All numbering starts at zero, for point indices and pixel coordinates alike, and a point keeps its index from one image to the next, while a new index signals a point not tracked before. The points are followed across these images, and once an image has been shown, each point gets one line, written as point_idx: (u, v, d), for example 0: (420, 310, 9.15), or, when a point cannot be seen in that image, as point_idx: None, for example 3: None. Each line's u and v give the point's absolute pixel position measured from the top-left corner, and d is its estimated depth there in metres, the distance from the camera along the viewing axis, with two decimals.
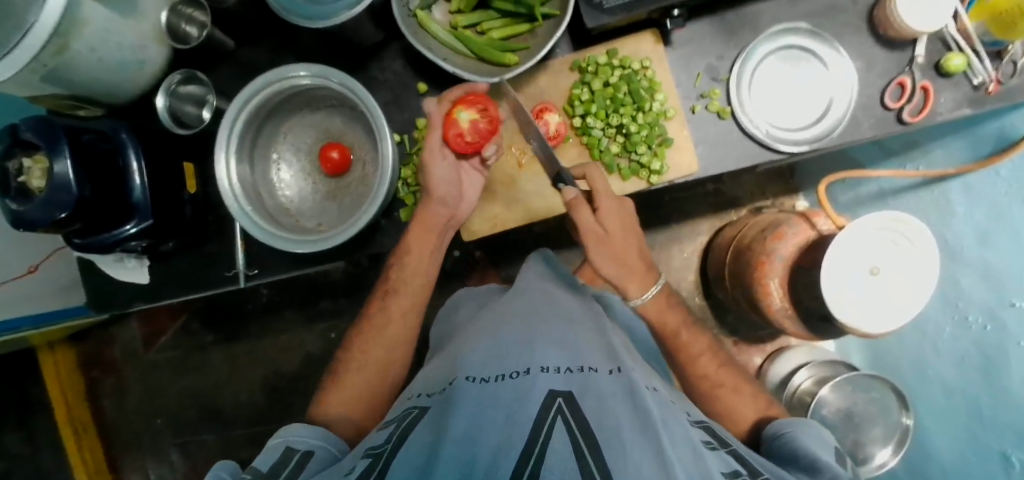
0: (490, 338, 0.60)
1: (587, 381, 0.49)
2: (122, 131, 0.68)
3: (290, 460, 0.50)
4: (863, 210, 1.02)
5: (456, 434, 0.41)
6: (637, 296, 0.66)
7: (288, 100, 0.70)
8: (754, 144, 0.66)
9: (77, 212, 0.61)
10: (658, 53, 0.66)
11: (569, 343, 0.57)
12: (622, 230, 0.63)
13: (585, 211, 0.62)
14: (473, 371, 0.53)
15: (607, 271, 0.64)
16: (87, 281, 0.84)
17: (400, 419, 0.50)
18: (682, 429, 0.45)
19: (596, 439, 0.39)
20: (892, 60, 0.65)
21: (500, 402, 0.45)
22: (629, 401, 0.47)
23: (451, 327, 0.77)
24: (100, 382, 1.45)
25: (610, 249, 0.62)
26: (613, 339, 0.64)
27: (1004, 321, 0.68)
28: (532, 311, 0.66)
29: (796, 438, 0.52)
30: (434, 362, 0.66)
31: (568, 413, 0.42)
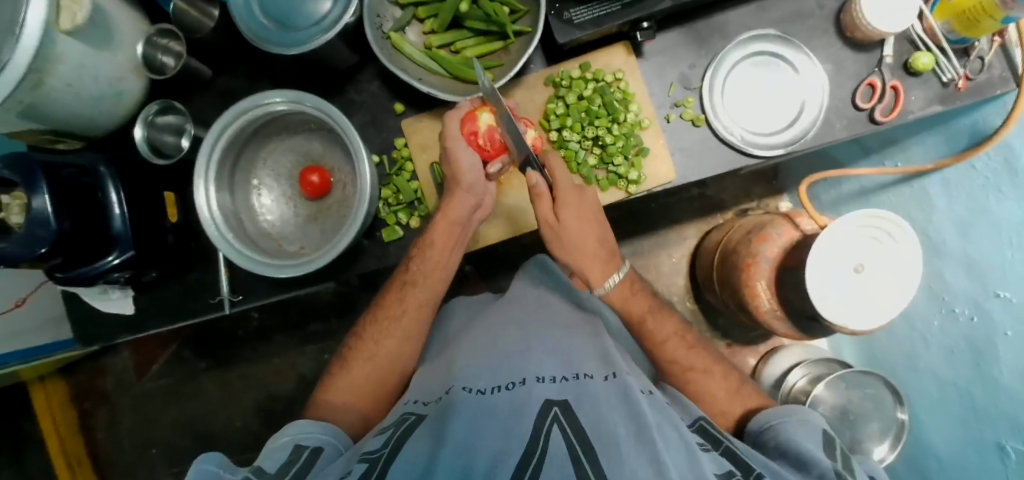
0: (485, 350, 0.59)
1: (583, 388, 0.49)
2: (100, 165, 0.68)
3: (299, 459, 0.49)
4: (846, 208, 1.03)
5: (454, 442, 0.40)
6: (600, 284, 0.66)
7: (267, 125, 0.71)
8: (730, 150, 0.66)
9: (58, 246, 0.61)
10: (630, 65, 0.67)
11: (563, 350, 0.58)
12: (578, 222, 0.63)
13: (545, 204, 0.62)
14: (470, 381, 0.53)
15: (565, 262, 0.66)
16: (73, 315, 0.84)
17: (397, 425, 0.49)
18: (677, 433, 0.45)
19: (593, 446, 0.39)
20: (861, 61, 0.67)
21: (499, 412, 0.45)
22: (625, 405, 0.47)
23: (441, 335, 0.76)
24: (91, 414, 1.43)
25: (566, 240, 0.63)
26: (607, 342, 0.63)
27: (990, 312, 0.68)
28: (529, 320, 0.65)
29: (778, 431, 0.51)
30: (427, 368, 0.65)
31: (564, 420, 0.42)
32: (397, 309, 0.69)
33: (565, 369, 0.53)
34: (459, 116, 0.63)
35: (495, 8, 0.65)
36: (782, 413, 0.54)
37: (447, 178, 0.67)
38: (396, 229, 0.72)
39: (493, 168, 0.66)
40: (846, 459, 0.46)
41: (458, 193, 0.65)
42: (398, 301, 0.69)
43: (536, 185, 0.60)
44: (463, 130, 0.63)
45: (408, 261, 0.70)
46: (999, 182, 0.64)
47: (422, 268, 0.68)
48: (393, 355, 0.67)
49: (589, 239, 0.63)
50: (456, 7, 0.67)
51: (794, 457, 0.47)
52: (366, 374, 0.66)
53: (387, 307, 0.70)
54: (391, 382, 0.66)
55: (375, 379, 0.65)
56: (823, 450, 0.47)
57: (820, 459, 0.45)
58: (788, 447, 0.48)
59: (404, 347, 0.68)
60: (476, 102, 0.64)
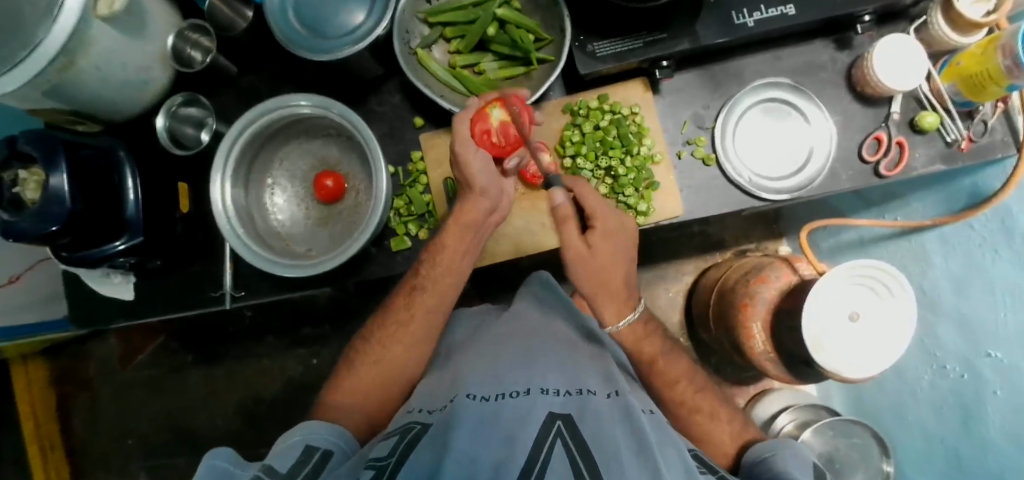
0: (489, 361, 0.60)
1: (585, 403, 0.50)
2: (120, 149, 0.69)
3: (311, 459, 0.50)
4: (844, 257, 1.05)
5: (458, 450, 0.41)
6: (613, 322, 0.65)
7: (288, 127, 0.72)
8: (738, 191, 0.68)
9: (69, 225, 0.61)
10: (647, 101, 0.69)
11: (566, 367, 0.58)
12: (611, 254, 0.61)
13: (573, 230, 0.61)
14: (474, 389, 0.53)
15: (583, 289, 0.63)
16: (72, 298, 0.84)
17: (403, 432, 0.50)
18: (677, 454, 0.45)
19: (595, 463, 0.40)
20: (869, 116, 0.69)
21: (502, 420, 0.46)
22: (628, 424, 0.47)
23: (439, 349, 0.76)
24: (71, 399, 1.41)
25: (596, 269, 0.61)
26: (609, 362, 0.63)
27: (980, 369, 0.69)
28: (534, 335, 0.66)
29: (774, 462, 0.52)
30: (428, 377, 0.66)
31: (567, 436, 0.43)
32: (405, 313, 0.69)
33: (568, 384, 0.54)
34: (466, 117, 0.61)
35: (521, 35, 0.67)
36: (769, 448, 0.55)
37: (461, 185, 0.66)
38: (405, 240, 0.73)
39: (510, 162, 0.66)
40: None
41: (473, 197, 0.64)
42: (404, 306, 0.70)
43: (561, 205, 0.61)
44: (469, 132, 0.61)
45: (419, 264, 0.70)
46: (995, 242, 0.65)
47: (432, 272, 0.68)
48: (391, 364, 0.67)
49: (614, 271, 0.62)
50: (483, 30, 0.69)
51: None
52: (365, 380, 0.66)
53: (388, 314, 0.71)
54: (386, 392, 0.66)
55: (369, 390, 0.66)
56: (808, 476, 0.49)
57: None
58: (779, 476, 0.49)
59: (402, 358, 0.68)
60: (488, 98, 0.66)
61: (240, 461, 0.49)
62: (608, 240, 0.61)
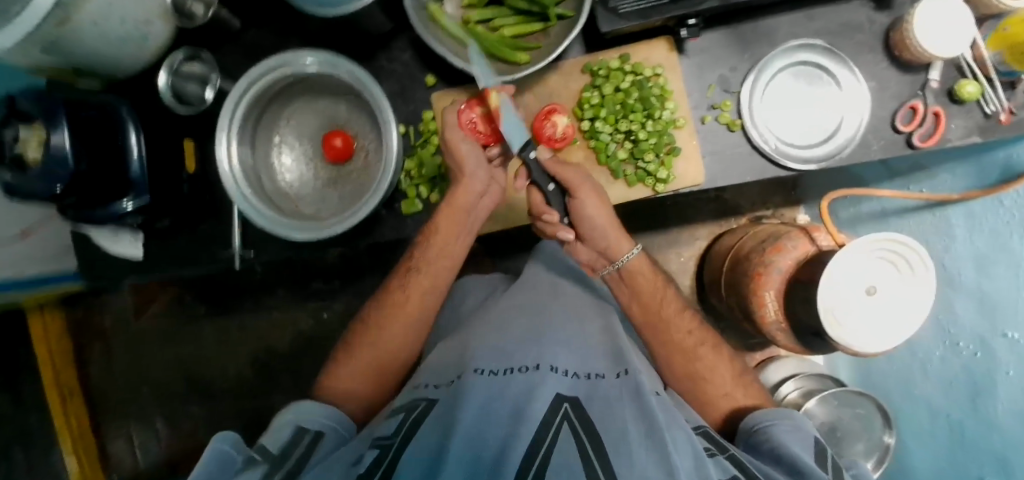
0: (495, 335, 0.58)
1: (595, 387, 0.49)
2: (122, 106, 0.66)
3: (301, 442, 0.52)
4: (862, 227, 1.03)
5: (464, 431, 0.41)
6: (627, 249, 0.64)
7: (295, 83, 0.69)
8: (762, 159, 0.65)
9: (73, 187, 0.61)
10: (670, 61, 0.65)
11: (577, 343, 0.58)
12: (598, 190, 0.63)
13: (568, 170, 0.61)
14: (483, 363, 0.53)
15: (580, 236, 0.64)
16: (80, 254, 0.83)
17: (409, 409, 0.49)
18: (685, 433, 0.45)
19: (602, 445, 0.40)
20: (904, 83, 0.65)
21: (510, 398, 0.45)
22: (638, 406, 0.46)
23: (454, 317, 0.77)
24: (88, 349, 1.44)
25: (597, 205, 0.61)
26: (620, 337, 0.62)
27: (995, 349, 0.71)
28: (542, 308, 0.65)
29: (773, 433, 0.51)
30: (445, 344, 0.66)
31: (574, 420, 0.43)
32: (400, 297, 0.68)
33: (579, 365, 0.53)
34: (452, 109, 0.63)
35: None
36: (771, 416, 0.54)
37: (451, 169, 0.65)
38: (416, 203, 0.71)
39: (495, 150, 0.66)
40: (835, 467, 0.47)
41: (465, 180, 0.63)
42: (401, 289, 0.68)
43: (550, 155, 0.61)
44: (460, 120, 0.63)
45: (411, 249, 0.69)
46: None
47: (424, 256, 0.67)
48: (403, 329, 0.67)
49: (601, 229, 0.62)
50: None
51: (789, 463, 0.46)
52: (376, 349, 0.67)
53: (390, 281, 0.71)
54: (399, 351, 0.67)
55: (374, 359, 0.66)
56: (815, 460, 0.48)
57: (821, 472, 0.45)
58: (784, 453, 0.48)
59: (410, 322, 0.68)
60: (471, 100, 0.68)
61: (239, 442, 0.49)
62: (593, 211, 0.60)
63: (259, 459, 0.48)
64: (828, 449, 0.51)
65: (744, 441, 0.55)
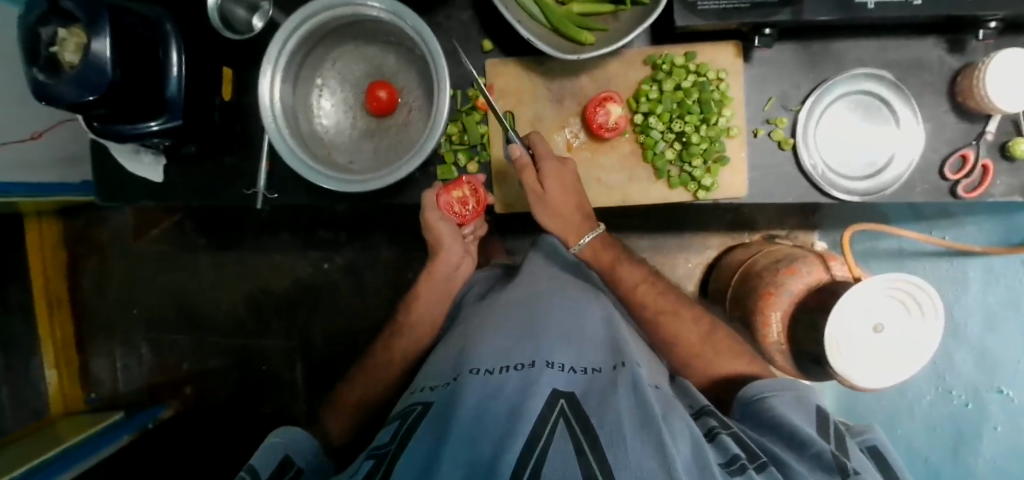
0: (495, 330, 0.60)
1: (590, 383, 0.50)
2: (167, 21, 0.63)
3: (286, 470, 0.55)
4: (876, 263, 1.04)
5: (460, 433, 0.42)
6: (573, 242, 0.70)
7: (348, 26, 0.66)
8: (807, 183, 0.65)
9: (106, 98, 0.59)
10: (735, 67, 0.64)
11: (574, 336, 0.59)
12: (563, 192, 0.65)
13: (529, 175, 0.64)
14: (477, 362, 0.53)
15: (545, 225, 0.69)
16: (98, 168, 0.82)
17: (403, 417, 0.51)
18: (684, 422, 0.46)
19: (597, 439, 0.40)
20: (960, 130, 0.64)
21: (506, 395, 0.46)
22: (634, 394, 0.47)
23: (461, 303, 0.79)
24: (83, 262, 1.43)
25: (551, 209, 0.66)
26: (620, 333, 0.63)
27: (988, 404, 0.81)
28: (537, 300, 0.65)
29: (774, 404, 0.53)
30: (455, 331, 0.69)
31: (569, 416, 0.43)
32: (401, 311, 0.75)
33: (576, 359, 0.54)
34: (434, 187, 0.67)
35: None
36: (773, 386, 0.57)
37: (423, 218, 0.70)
38: (452, 170, 0.70)
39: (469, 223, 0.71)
40: (834, 434, 0.50)
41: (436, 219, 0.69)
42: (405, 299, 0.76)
43: (518, 158, 0.63)
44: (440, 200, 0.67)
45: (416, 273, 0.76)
46: None
47: None
48: None
49: (562, 209, 0.66)
50: None
51: (789, 434, 0.49)
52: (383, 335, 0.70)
53: None
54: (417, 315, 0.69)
55: None
56: (814, 430, 0.50)
57: (820, 440, 0.47)
58: (783, 422, 0.50)
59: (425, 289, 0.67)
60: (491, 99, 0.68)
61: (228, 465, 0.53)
62: (552, 184, 0.63)
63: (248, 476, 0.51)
64: (830, 419, 0.53)
65: (745, 409, 0.57)
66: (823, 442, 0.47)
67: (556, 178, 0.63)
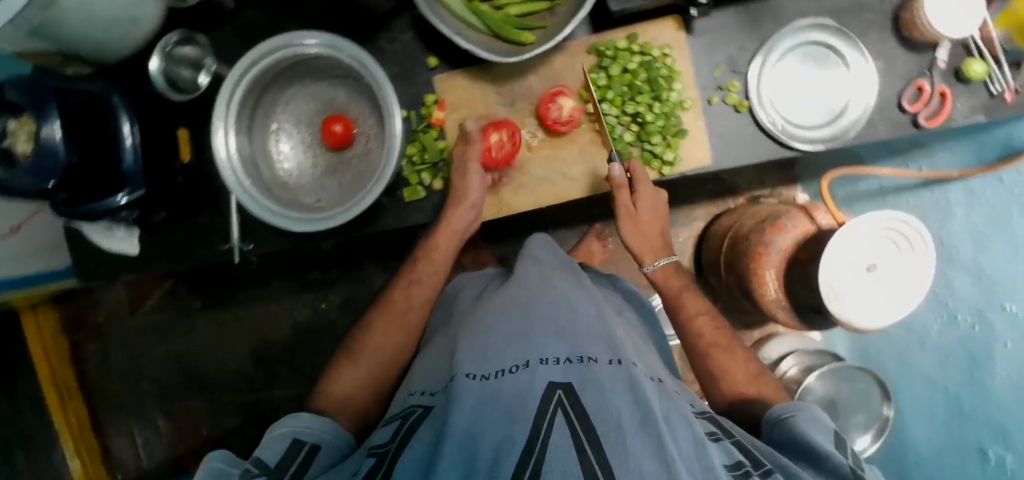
0: (486, 332, 0.59)
1: (588, 371, 0.49)
2: (114, 94, 0.63)
3: (297, 456, 0.51)
4: (860, 206, 1.04)
5: (457, 438, 0.42)
6: (648, 262, 0.70)
7: (292, 68, 0.67)
8: (770, 141, 0.65)
9: (65, 181, 0.59)
10: (678, 41, 0.65)
11: (569, 331, 0.58)
12: (653, 215, 0.67)
13: (625, 194, 0.65)
14: (472, 367, 0.53)
15: (625, 244, 0.70)
16: (75, 252, 0.82)
17: (405, 416, 0.51)
18: (686, 422, 0.45)
19: (598, 437, 0.39)
20: (911, 62, 0.65)
21: (503, 401, 0.46)
22: (632, 395, 0.46)
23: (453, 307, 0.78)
24: (84, 345, 1.42)
25: (637, 229, 0.67)
26: (615, 330, 0.62)
27: (995, 323, 0.73)
28: (527, 300, 0.65)
29: (795, 424, 0.50)
30: (437, 342, 0.68)
31: (568, 407, 0.43)
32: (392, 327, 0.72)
33: (571, 351, 0.53)
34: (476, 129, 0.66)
35: None
36: (792, 407, 0.54)
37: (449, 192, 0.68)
38: (419, 190, 0.70)
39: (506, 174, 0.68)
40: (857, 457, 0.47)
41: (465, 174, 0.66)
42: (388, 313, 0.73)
43: (616, 176, 0.64)
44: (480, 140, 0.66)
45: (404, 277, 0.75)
46: None
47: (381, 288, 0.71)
48: None
49: (649, 232, 0.68)
50: None
51: (809, 456, 0.46)
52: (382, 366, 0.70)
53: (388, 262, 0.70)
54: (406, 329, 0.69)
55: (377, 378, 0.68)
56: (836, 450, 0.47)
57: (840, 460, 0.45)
58: (803, 443, 0.47)
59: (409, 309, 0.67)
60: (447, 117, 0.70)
61: (235, 460, 0.50)
62: (645, 209, 0.66)
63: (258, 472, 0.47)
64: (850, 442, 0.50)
65: (768, 432, 0.54)
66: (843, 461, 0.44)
67: (649, 203, 0.66)
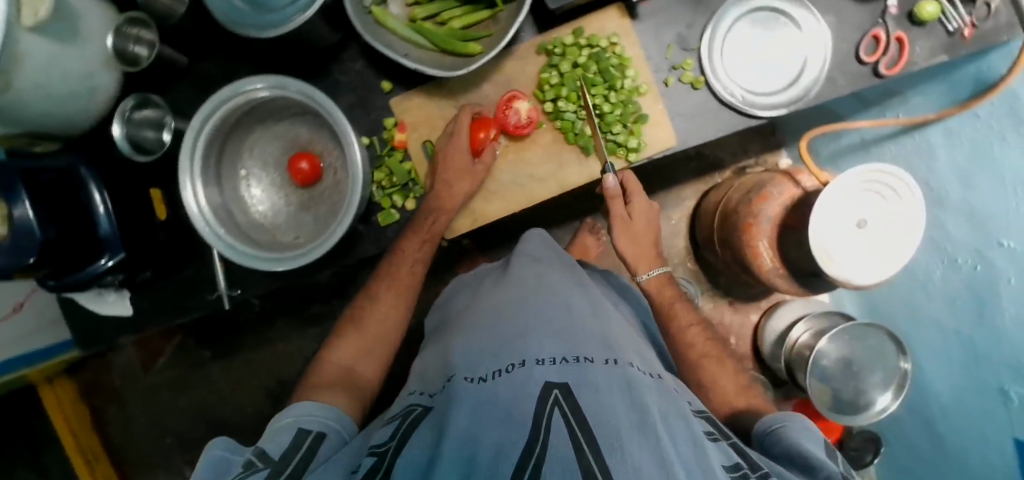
0: (481, 333, 0.58)
1: (583, 372, 0.48)
2: (81, 165, 0.64)
3: (302, 443, 0.49)
4: (846, 161, 1.03)
5: (457, 436, 0.40)
6: (643, 272, 0.75)
7: (251, 113, 0.67)
8: (733, 113, 0.64)
9: (44, 256, 0.60)
10: (624, 28, 0.65)
11: (565, 331, 0.56)
12: (645, 224, 0.74)
13: (619, 204, 0.70)
14: (470, 370, 0.52)
15: (620, 251, 0.74)
16: (71, 319, 0.82)
17: (404, 416, 0.50)
18: (684, 422, 0.45)
19: (595, 435, 0.38)
20: (864, 13, 0.64)
21: (500, 401, 0.44)
22: (628, 396, 0.45)
23: (449, 311, 0.77)
24: (103, 410, 1.43)
25: (631, 235, 0.73)
26: (609, 327, 0.61)
27: (993, 260, 0.69)
28: (522, 299, 0.64)
29: (785, 434, 0.51)
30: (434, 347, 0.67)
31: (565, 405, 0.41)
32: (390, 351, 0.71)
33: (566, 351, 0.52)
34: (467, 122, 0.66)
35: None
36: (782, 419, 0.54)
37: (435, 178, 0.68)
38: (392, 213, 0.70)
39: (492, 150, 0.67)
40: (847, 467, 0.47)
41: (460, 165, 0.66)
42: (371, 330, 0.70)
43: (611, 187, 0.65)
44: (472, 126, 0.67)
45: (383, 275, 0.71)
46: (1003, 129, 0.63)
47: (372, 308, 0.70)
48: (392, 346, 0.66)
49: (644, 239, 0.73)
50: None
51: (802, 461, 0.46)
52: None
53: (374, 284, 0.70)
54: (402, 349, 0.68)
55: None
56: (827, 458, 0.47)
57: (831, 466, 0.45)
58: (795, 452, 0.48)
59: None
60: (412, 134, 0.70)
61: (239, 448, 0.50)
62: (638, 219, 0.73)
63: (260, 463, 0.44)
64: (839, 453, 0.50)
65: (761, 444, 0.54)
66: (834, 467, 0.45)
67: (642, 214, 0.73)
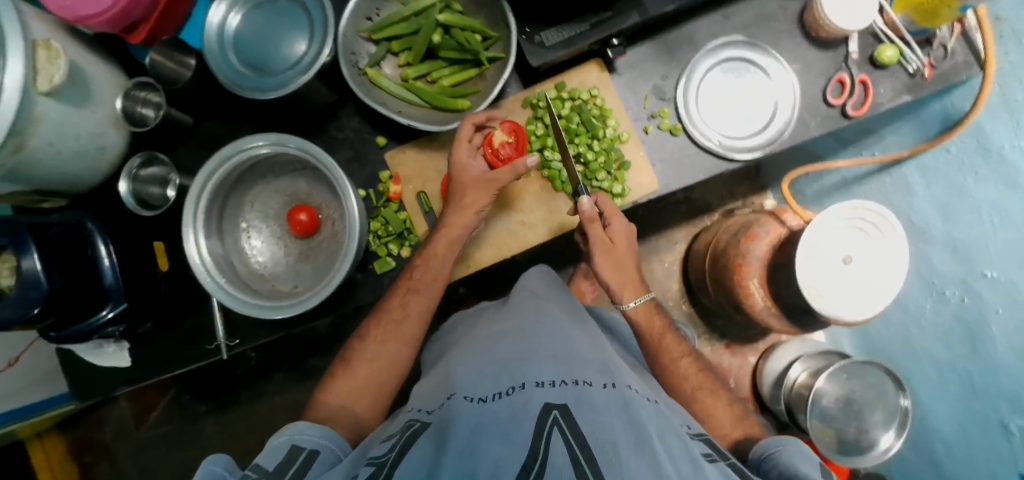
0: (481, 360, 0.59)
1: (582, 394, 0.48)
2: (88, 220, 0.67)
3: (296, 459, 0.48)
4: (829, 200, 1.06)
5: (458, 450, 0.40)
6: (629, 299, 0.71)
7: (252, 169, 0.71)
8: (711, 156, 0.68)
9: (50, 306, 0.61)
10: (604, 81, 0.69)
11: (563, 355, 0.57)
12: (626, 245, 0.69)
13: (598, 226, 0.66)
14: (471, 389, 0.52)
15: (601, 274, 0.69)
16: (68, 372, 0.83)
17: (401, 432, 0.49)
18: (681, 441, 0.45)
19: (594, 456, 0.38)
20: (827, 59, 0.68)
21: (501, 420, 0.44)
22: (625, 415, 0.46)
23: (446, 342, 0.78)
24: (93, 467, 1.40)
25: (615, 257, 0.68)
26: (610, 358, 0.62)
27: (980, 291, 0.70)
28: (523, 328, 0.64)
29: (782, 456, 0.51)
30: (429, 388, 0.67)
31: (564, 425, 0.42)
32: None
33: (564, 374, 0.52)
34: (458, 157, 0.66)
35: (467, 37, 0.67)
36: (779, 442, 0.55)
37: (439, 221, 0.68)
38: (388, 261, 0.73)
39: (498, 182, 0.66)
40: None
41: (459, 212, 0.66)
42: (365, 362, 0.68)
43: (588, 209, 0.64)
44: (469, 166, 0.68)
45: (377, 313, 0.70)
46: (974, 163, 0.65)
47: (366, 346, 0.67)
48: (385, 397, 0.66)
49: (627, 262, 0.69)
50: (429, 38, 0.68)
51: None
52: None
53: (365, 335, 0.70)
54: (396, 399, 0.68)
55: None
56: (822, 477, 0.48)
57: None
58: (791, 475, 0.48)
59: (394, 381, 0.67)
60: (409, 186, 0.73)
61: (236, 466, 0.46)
62: (620, 241, 0.68)
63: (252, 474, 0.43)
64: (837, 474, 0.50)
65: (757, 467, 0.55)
66: None
67: (623, 236, 0.68)
